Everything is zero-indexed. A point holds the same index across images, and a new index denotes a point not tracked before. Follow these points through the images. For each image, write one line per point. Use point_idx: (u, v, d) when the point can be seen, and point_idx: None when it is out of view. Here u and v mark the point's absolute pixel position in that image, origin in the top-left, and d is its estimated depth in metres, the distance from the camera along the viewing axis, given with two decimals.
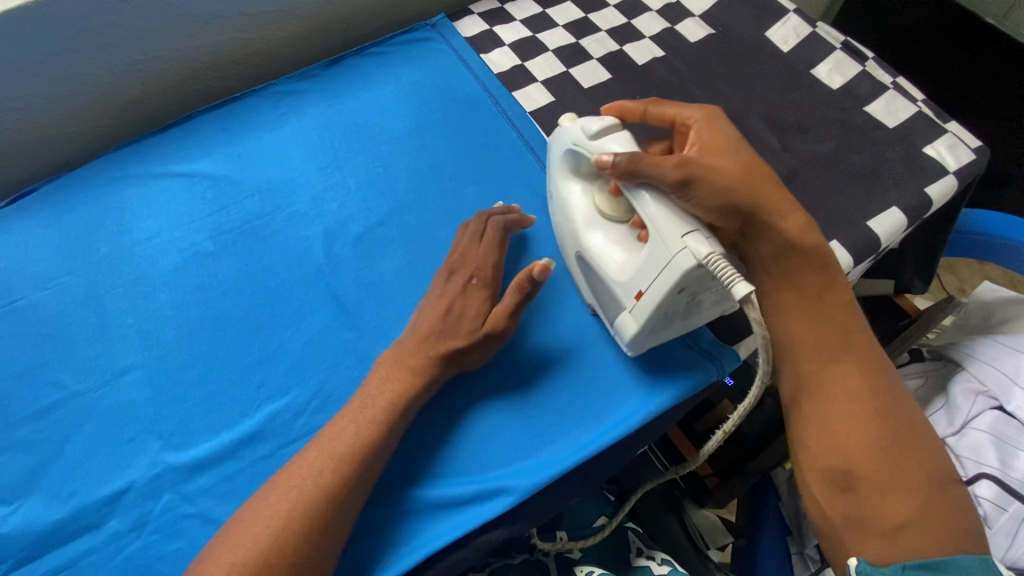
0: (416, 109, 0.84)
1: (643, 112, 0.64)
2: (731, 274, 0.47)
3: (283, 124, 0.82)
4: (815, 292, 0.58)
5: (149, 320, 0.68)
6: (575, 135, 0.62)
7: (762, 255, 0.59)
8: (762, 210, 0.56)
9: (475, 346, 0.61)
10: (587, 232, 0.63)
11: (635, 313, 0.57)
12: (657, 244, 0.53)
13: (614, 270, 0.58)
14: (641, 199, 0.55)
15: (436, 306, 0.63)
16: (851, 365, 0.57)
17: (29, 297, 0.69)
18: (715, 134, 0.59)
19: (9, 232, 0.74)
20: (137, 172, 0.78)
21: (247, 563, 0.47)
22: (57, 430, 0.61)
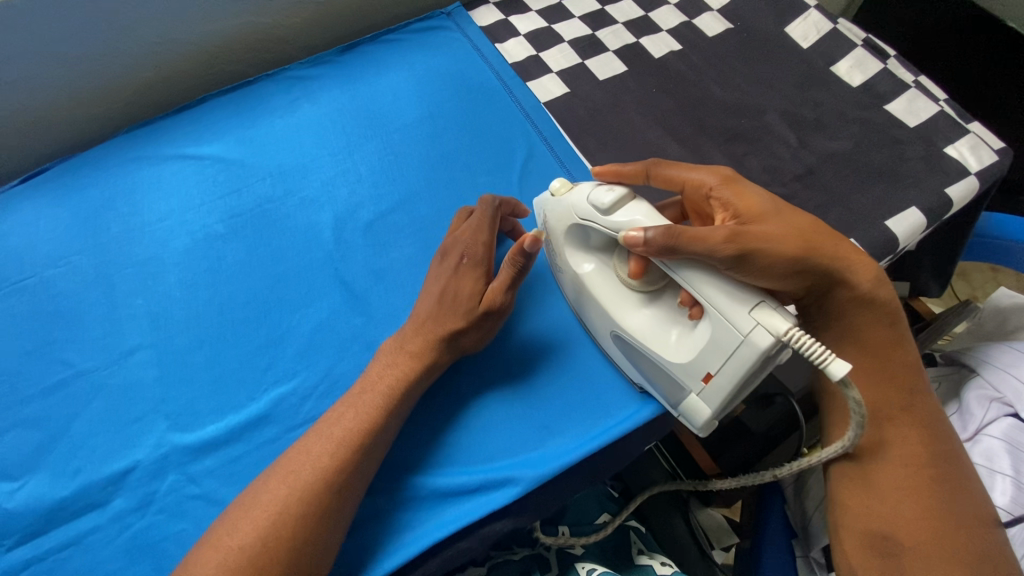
0: (429, 97, 0.83)
1: (646, 175, 0.62)
2: (825, 353, 0.45)
3: (297, 110, 0.82)
4: (882, 351, 0.61)
5: (158, 301, 0.68)
6: (585, 209, 0.58)
7: (831, 308, 0.60)
8: (829, 268, 0.56)
9: (472, 325, 0.60)
10: (626, 308, 0.59)
11: (706, 395, 0.53)
12: (721, 325, 0.49)
13: (669, 352, 0.55)
14: (691, 277, 0.51)
15: (430, 293, 0.62)
16: (906, 425, 0.60)
17: (40, 275, 0.70)
18: (746, 198, 0.56)
19: (22, 210, 0.74)
20: (149, 154, 0.78)
21: (251, 544, 0.47)
22: (65, 408, 0.61)
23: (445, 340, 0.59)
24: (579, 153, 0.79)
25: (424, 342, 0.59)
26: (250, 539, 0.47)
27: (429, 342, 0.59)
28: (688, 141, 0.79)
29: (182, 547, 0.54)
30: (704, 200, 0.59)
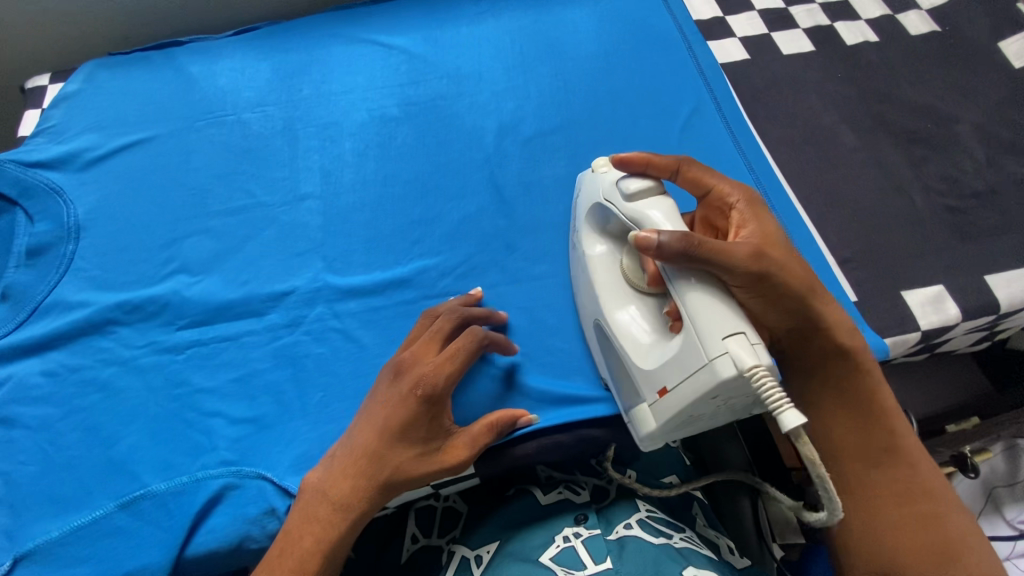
0: (608, 35, 0.84)
1: (676, 169, 0.55)
2: (782, 401, 0.42)
3: (481, 22, 0.86)
4: (863, 403, 0.56)
5: (332, 160, 0.75)
6: (609, 191, 0.56)
7: (811, 355, 0.56)
8: (812, 311, 0.52)
9: (410, 464, 0.51)
10: (614, 301, 0.57)
11: (655, 409, 0.51)
12: (692, 343, 0.47)
13: (641, 358, 0.53)
14: (680, 285, 0.48)
15: (378, 415, 0.52)
16: (898, 466, 0.56)
17: (238, 115, 0.78)
18: (764, 224, 0.53)
19: (232, 58, 0.83)
20: (345, 34, 0.85)
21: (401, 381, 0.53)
22: (242, 228, 0.70)
23: (397, 460, 0.51)
24: (747, 118, 0.77)
25: (383, 432, 0.51)
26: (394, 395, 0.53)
27: (379, 461, 0.51)
28: (863, 133, 0.77)
29: (318, 368, 0.61)
30: (723, 214, 0.55)
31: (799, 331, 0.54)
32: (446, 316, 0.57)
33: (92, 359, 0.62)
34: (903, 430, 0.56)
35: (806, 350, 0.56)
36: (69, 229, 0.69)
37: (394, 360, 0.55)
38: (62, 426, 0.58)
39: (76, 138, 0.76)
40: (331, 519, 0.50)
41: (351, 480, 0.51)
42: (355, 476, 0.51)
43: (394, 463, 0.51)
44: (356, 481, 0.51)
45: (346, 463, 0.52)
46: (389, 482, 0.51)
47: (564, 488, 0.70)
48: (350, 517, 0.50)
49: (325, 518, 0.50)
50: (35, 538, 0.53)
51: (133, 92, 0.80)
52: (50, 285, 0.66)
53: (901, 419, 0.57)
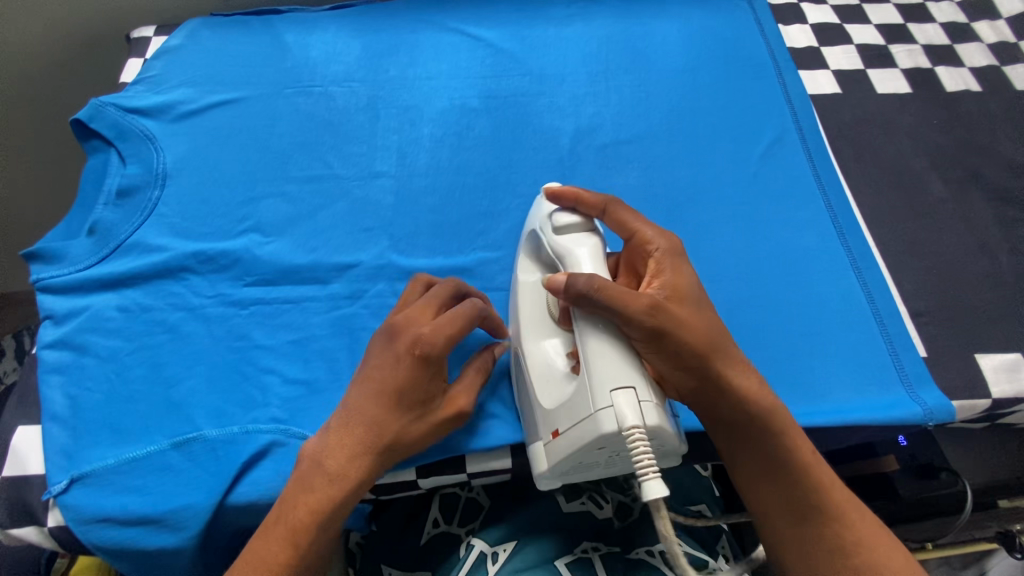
0: (696, 53, 0.83)
1: (603, 210, 0.54)
2: (649, 468, 0.43)
3: (570, 24, 0.86)
4: (777, 464, 0.50)
5: (409, 142, 0.76)
6: (542, 223, 0.57)
7: (721, 418, 0.51)
8: (718, 371, 0.49)
9: (410, 427, 0.52)
10: (537, 332, 0.56)
11: (546, 450, 0.51)
12: (584, 391, 0.47)
13: (542, 396, 0.52)
14: (584, 328, 0.49)
15: (377, 379, 0.51)
16: (826, 524, 0.50)
17: (325, 88, 0.81)
18: (678, 276, 0.50)
19: (326, 32, 0.86)
20: (436, 21, 0.86)
21: (388, 348, 0.52)
22: (317, 198, 0.72)
23: (396, 425, 0.51)
24: (830, 153, 0.75)
25: (377, 397, 0.51)
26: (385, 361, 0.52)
27: (380, 428, 0.51)
28: (953, 185, 0.74)
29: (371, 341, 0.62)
30: (644, 260, 0.53)
31: (703, 392, 0.49)
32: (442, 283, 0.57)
33: (164, 302, 0.64)
34: (825, 481, 0.50)
35: (717, 412, 0.50)
36: (156, 175, 0.72)
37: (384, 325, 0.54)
38: (127, 360, 0.61)
39: (173, 90, 0.80)
40: (328, 490, 0.50)
41: (349, 451, 0.51)
42: (353, 444, 0.51)
43: (392, 431, 0.51)
44: (353, 451, 0.51)
45: (342, 434, 0.51)
46: (389, 446, 0.51)
47: (587, 499, 0.69)
48: (347, 489, 0.51)
49: (322, 490, 0.50)
50: (91, 462, 0.56)
51: (229, 53, 0.84)
52: (134, 226, 0.69)
53: (824, 470, 0.51)
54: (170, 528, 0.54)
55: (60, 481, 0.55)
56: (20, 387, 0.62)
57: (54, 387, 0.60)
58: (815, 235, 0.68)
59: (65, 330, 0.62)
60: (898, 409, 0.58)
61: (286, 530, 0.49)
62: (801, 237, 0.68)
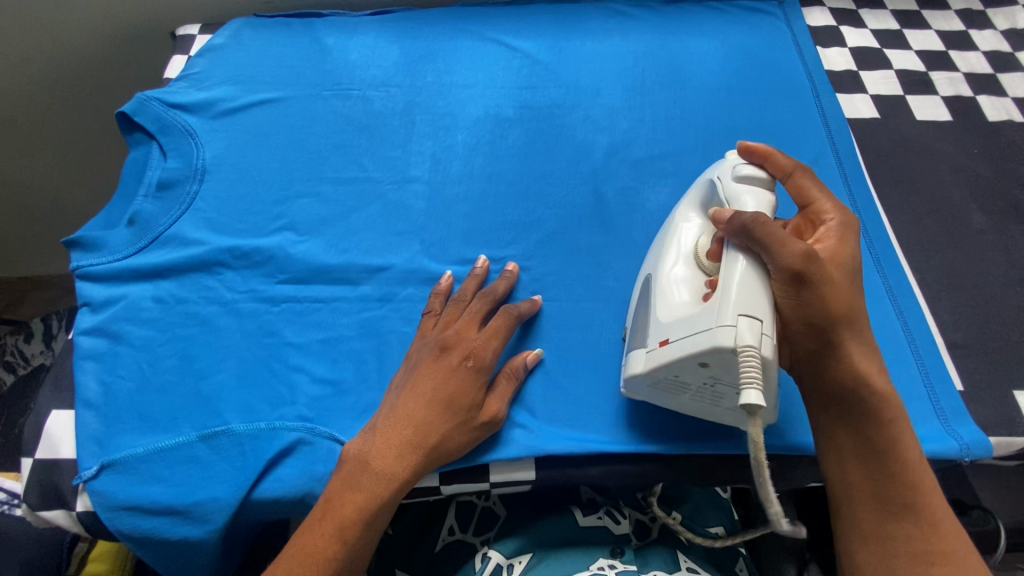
0: (733, 71, 0.83)
1: (789, 173, 0.56)
2: (751, 381, 0.45)
3: (608, 38, 0.86)
4: (880, 449, 0.50)
5: (443, 148, 0.77)
6: (723, 169, 0.59)
7: (828, 388, 0.51)
8: (842, 339, 0.50)
9: (452, 433, 0.54)
10: (670, 259, 0.58)
11: (648, 355, 0.53)
12: (710, 306, 0.49)
13: (659, 307, 0.54)
14: (731, 255, 0.50)
15: (430, 385, 0.55)
16: (918, 521, 0.49)
17: (363, 92, 0.82)
18: (845, 245, 0.52)
19: (365, 37, 0.87)
20: (474, 30, 0.87)
21: (437, 359, 0.57)
22: (350, 200, 0.73)
23: (440, 431, 0.54)
24: (867, 178, 0.74)
25: (429, 402, 0.54)
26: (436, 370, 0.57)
27: (425, 433, 0.53)
28: (993, 216, 0.72)
29: (400, 345, 0.63)
30: (813, 229, 0.55)
31: (819, 357, 0.50)
32: (480, 298, 0.62)
33: (197, 295, 0.65)
34: (925, 480, 0.50)
35: (827, 383, 0.51)
36: (195, 169, 0.74)
37: (435, 338, 0.59)
38: (160, 351, 0.62)
39: (214, 87, 0.82)
40: (373, 487, 0.52)
41: (397, 452, 0.53)
42: (400, 446, 0.53)
43: (438, 435, 0.54)
44: (400, 452, 0.53)
45: (390, 435, 0.54)
46: (432, 450, 0.53)
47: (604, 514, 0.69)
48: (393, 489, 0.52)
49: (368, 487, 0.52)
50: (121, 449, 0.57)
51: (270, 54, 0.85)
52: (172, 219, 0.70)
53: (925, 472, 0.50)
54: (195, 520, 0.55)
55: (91, 466, 0.56)
56: (54, 370, 0.63)
57: (88, 373, 0.61)
58: None
59: (101, 318, 0.64)
60: (930, 443, 0.56)
61: (334, 526, 0.51)
62: None
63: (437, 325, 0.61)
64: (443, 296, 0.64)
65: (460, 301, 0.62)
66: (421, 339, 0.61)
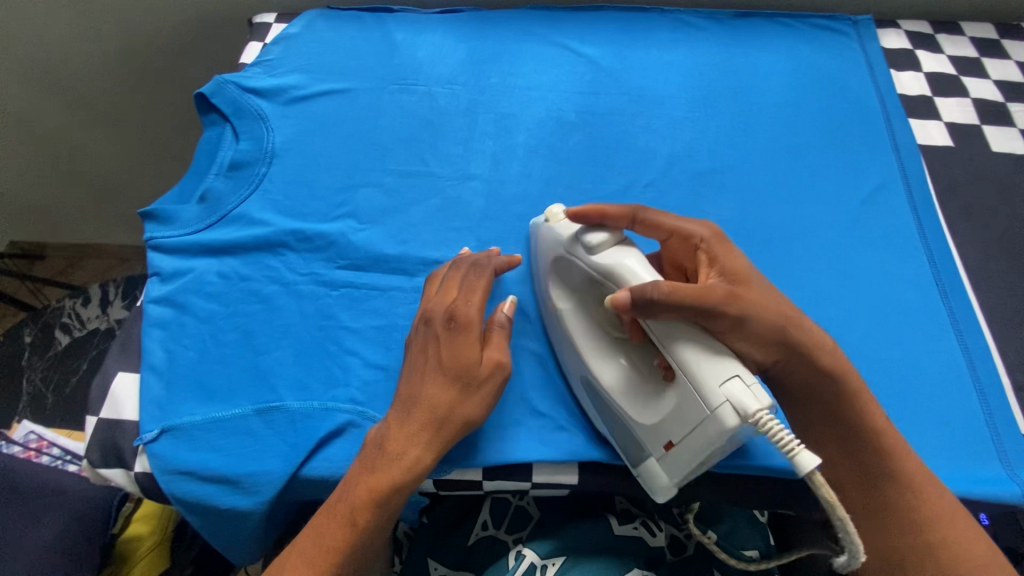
0: (801, 90, 0.82)
1: (632, 218, 0.56)
2: (794, 442, 0.43)
3: (674, 48, 0.86)
4: (849, 430, 0.53)
5: (503, 148, 0.78)
6: (571, 248, 0.57)
7: (794, 380, 0.53)
8: (795, 336, 0.51)
9: (463, 398, 0.54)
10: (601, 354, 0.57)
11: (666, 463, 0.52)
12: (692, 397, 0.48)
13: (638, 413, 0.53)
14: (671, 343, 0.49)
15: (426, 363, 0.55)
16: (906, 489, 0.51)
17: (428, 88, 0.83)
18: (733, 260, 0.53)
19: (433, 34, 0.88)
20: (540, 33, 0.88)
21: (425, 334, 0.57)
22: (410, 192, 0.74)
23: (448, 398, 0.53)
24: (937, 207, 0.72)
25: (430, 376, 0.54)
26: (426, 343, 0.56)
27: (432, 403, 0.53)
28: None
29: None
30: (689, 252, 0.55)
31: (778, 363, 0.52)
32: (453, 269, 0.62)
33: (260, 273, 0.68)
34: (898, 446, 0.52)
35: (791, 376, 0.53)
36: (265, 153, 0.76)
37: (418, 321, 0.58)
38: (222, 324, 0.64)
39: (286, 75, 0.84)
40: (388, 469, 0.52)
41: (409, 429, 0.53)
42: (411, 424, 0.53)
43: (445, 405, 0.53)
44: (410, 429, 0.53)
45: (399, 419, 0.54)
46: (442, 418, 0.53)
47: (640, 525, 0.69)
48: (409, 471, 0.52)
49: (382, 470, 0.52)
50: (181, 415, 0.59)
51: (341, 46, 0.88)
52: (241, 198, 0.73)
53: (896, 439, 0.52)
54: (244, 491, 0.56)
55: (151, 430, 0.59)
56: (122, 335, 0.66)
57: (154, 340, 0.63)
58: (915, 290, 0.66)
59: (170, 288, 0.66)
60: (989, 485, 0.54)
61: (349, 508, 0.51)
62: (899, 291, 0.65)
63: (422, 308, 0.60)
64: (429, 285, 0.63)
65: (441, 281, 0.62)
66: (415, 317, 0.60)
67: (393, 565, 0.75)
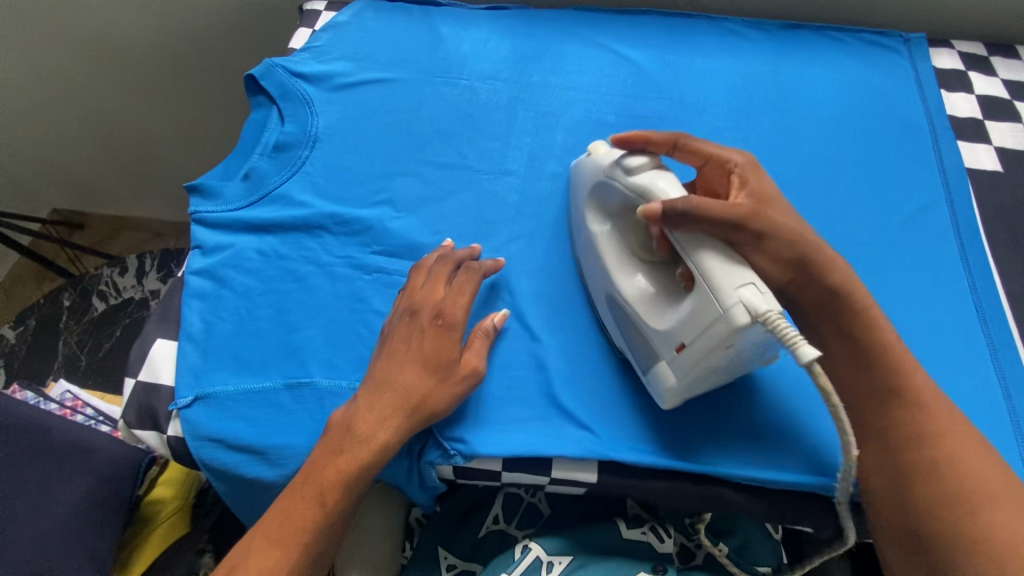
0: (847, 105, 0.81)
1: (674, 145, 0.59)
2: (797, 336, 0.45)
3: (719, 57, 0.85)
4: (864, 351, 0.54)
5: (541, 145, 0.78)
6: (611, 167, 0.59)
7: (809, 299, 0.56)
8: (813, 254, 0.54)
9: (438, 389, 0.56)
10: (626, 271, 0.60)
11: (676, 365, 0.54)
12: (704, 296, 0.49)
13: (655, 322, 0.55)
14: (692, 251, 0.51)
15: (407, 353, 0.57)
16: (910, 406, 0.53)
17: (470, 82, 0.84)
18: (763, 184, 0.57)
19: (478, 29, 0.89)
20: (584, 34, 0.88)
21: (411, 327, 0.59)
22: (447, 183, 0.75)
23: (425, 388, 0.56)
24: (981, 232, 0.71)
25: (413, 366, 0.57)
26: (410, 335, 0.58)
27: (410, 392, 0.55)
28: None
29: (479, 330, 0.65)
30: (723, 178, 0.58)
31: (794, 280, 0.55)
32: (441, 261, 0.64)
33: (297, 253, 0.69)
34: (908, 364, 0.54)
35: (804, 295, 0.55)
36: (308, 136, 0.78)
37: (400, 313, 0.60)
38: (258, 300, 0.66)
39: (333, 62, 0.86)
40: (357, 451, 0.54)
41: (384, 414, 0.55)
42: (388, 410, 0.55)
43: (420, 394, 0.56)
44: (383, 414, 0.55)
45: (374, 402, 0.56)
46: (415, 408, 0.55)
47: (649, 529, 0.69)
48: (376, 453, 0.54)
49: (351, 451, 0.54)
50: (214, 384, 0.61)
51: (387, 36, 0.89)
52: (283, 179, 0.75)
53: (907, 358, 0.54)
54: (270, 462, 0.58)
55: (185, 396, 0.61)
56: (163, 303, 0.68)
57: (193, 310, 0.65)
58: (954, 315, 0.64)
59: (211, 262, 0.68)
60: None
61: (316, 486, 0.54)
62: (936, 315, 0.64)
63: (404, 298, 0.62)
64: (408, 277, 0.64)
65: (426, 273, 0.63)
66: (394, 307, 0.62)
67: (404, 550, 0.76)
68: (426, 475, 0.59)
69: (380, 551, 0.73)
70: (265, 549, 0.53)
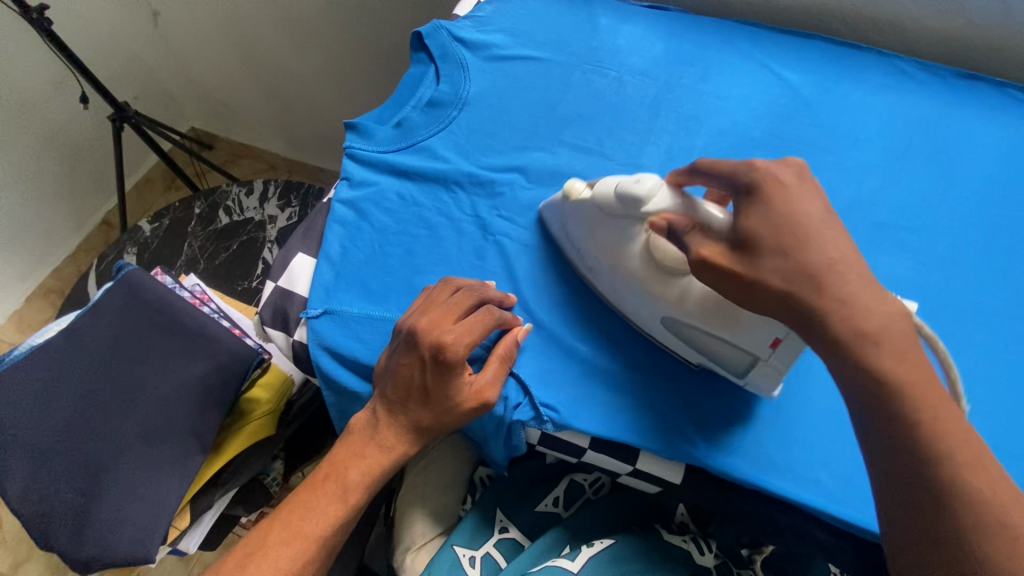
0: (1016, 169, 0.75)
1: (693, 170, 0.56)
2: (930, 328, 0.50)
3: (882, 93, 0.82)
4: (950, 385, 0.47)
5: (681, 147, 0.79)
6: (612, 205, 0.60)
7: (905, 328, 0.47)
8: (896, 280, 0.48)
9: (445, 417, 0.59)
10: (670, 288, 0.58)
11: (776, 362, 0.54)
12: None
13: (729, 329, 0.55)
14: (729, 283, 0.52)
15: (411, 383, 0.58)
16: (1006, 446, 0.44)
17: (619, 75, 0.85)
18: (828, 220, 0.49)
19: (637, 25, 0.90)
20: (742, 47, 0.87)
21: (412, 354, 0.57)
22: (582, 167, 0.77)
23: (431, 417, 0.59)
24: None
25: (414, 393, 0.58)
26: (411, 361, 0.57)
27: (416, 419, 0.59)
28: None
29: (592, 310, 0.67)
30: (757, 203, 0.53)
31: (861, 289, 0.47)
32: (466, 291, 0.60)
33: (433, 203, 0.74)
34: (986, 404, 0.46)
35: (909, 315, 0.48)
36: (459, 98, 0.82)
37: (403, 342, 0.58)
38: (392, 238, 0.71)
39: (492, 33, 0.90)
40: (378, 458, 0.61)
41: (393, 426, 0.60)
42: (395, 427, 0.60)
43: (429, 422, 0.59)
44: (396, 429, 0.60)
45: (387, 419, 0.60)
46: (425, 428, 0.60)
47: (690, 539, 0.69)
48: (389, 460, 0.61)
49: (371, 458, 0.61)
50: (343, 303, 0.67)
51: (547, 18, 0.92)
52: (430, 133, 0.79)
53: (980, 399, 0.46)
54: None
55: (316, 308, 0.66)
56: (308, 224, 0.75)
57: (334, 235, 0.71)
58: None
59: (356, 195, 0.74)
60: None
61: (412, 413, 0.59)
62: None
63: (406, 330, 0.59)
64: (417, 304, 0.61)
65: (422, 316, 0.58)
66: (403, 322, 0.60)
67: (463, 502, 0.79)
68: (515, 432, 0.62)
69: (441, 499, 0.79)
70: (386, 456, 0.60)
